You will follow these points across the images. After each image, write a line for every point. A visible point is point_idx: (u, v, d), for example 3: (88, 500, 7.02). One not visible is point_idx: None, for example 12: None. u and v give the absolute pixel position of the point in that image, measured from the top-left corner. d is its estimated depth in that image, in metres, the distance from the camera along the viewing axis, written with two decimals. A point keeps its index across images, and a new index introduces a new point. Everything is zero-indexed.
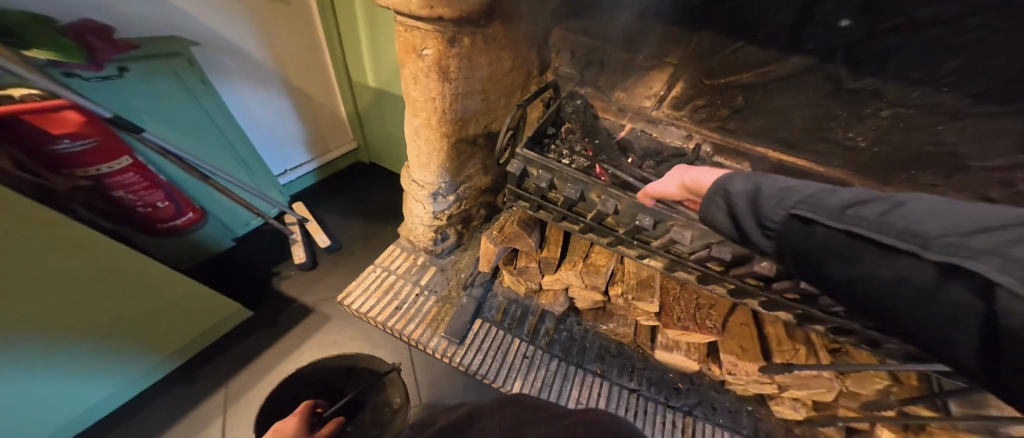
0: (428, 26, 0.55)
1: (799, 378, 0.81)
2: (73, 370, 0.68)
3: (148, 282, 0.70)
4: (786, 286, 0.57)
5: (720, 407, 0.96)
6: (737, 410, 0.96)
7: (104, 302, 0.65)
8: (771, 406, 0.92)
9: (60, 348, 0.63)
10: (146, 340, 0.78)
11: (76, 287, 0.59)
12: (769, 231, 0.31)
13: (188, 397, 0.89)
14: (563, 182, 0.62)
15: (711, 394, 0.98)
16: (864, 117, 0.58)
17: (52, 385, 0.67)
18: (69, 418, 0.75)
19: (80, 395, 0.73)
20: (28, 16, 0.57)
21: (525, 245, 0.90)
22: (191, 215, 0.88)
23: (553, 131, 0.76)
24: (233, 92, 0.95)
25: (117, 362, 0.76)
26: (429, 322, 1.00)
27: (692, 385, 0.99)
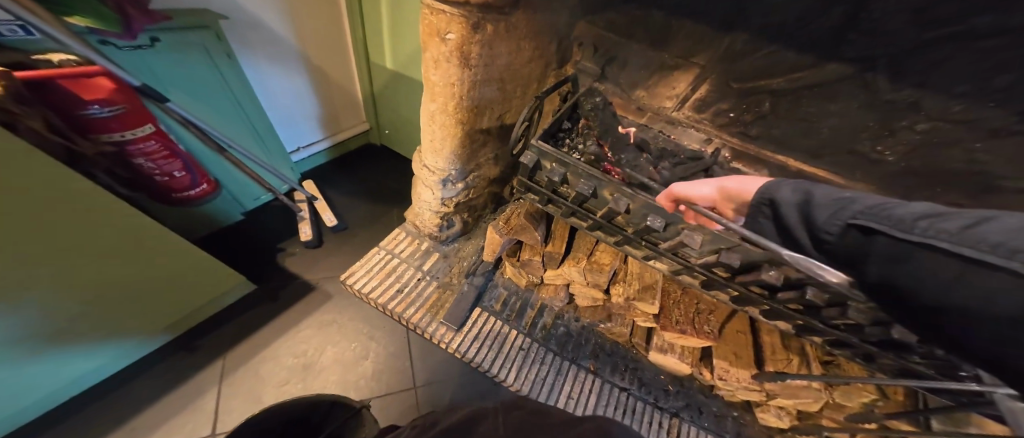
0: (455, 10, 0.54)
1: (788, 387, 0.80)
2: (83, 328, 0.71)
3: (161, 248, 0.71)
4: (792, 295, 0.55)
5: (707, 411, 0.96)
6: (723, 414, 0.96)
7: (118, 262, 0.66)
8: (756, 413, 0.92)
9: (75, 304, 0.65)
10: (155, 304, 0.81)
11: (90, 246, 0.60)
12: (824, 243, 0.29)
13: (194, 362, 0.93)
14: (576, 177, 0.61)
15: (699, 398, 0.97)
16: (897, 130, 0.55)
17: (64, 341, 0.69)
18: (81, 373, 0.79)
19: (92, 352, 0.77)
20: None
21: (530, 238, 0.90)
22: (205, 187, 0.91)
23: (568, 126, 0.76)
24: (254, 67, 0.96)
25: (125, 323, 0.78)
26: (428, 308, 1.01)
27: (682, 388, 0.99)
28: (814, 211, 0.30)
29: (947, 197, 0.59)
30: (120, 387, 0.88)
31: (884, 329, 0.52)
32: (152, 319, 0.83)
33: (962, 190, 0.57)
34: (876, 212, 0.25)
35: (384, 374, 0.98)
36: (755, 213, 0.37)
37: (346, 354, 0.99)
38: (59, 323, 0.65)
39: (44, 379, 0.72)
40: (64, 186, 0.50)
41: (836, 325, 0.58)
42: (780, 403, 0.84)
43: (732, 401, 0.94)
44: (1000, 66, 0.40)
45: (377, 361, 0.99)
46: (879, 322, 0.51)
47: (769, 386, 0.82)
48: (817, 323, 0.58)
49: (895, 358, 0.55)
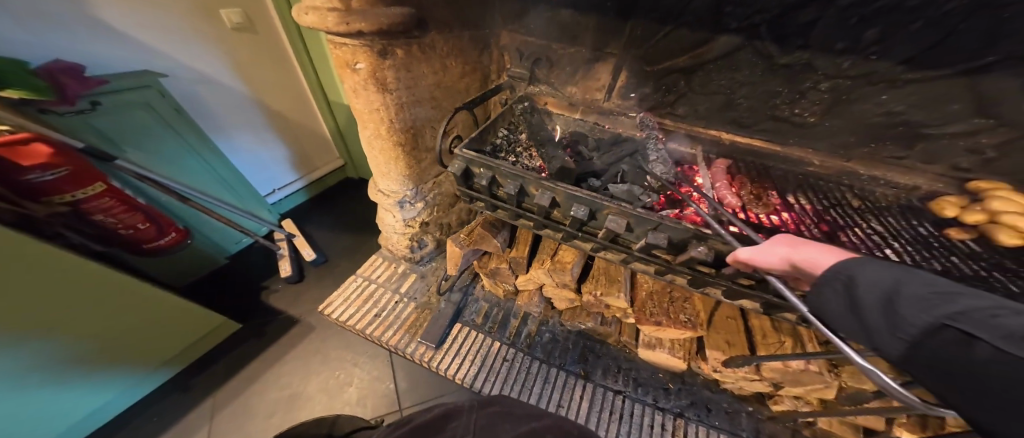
0: (355, 41, 0.58)
1: (789, 374, 0.74)
2: (67, 378, 0.72)
3: (107, 291, 0.71)
4: (732, 270, 0.52)
5: (716, 408, 0.89)
6: (736, 410, 0.88)
7: (66, 312, 0.67)
8: (771, 406, 0.86)
9: (35, 361, 0.66)
10: (134, 353, 0.83)
11: (30, 297, 0.60)
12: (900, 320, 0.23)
13: (172, 409, 0.91)
14: (504, 179, 0.63)
15: (705, 394, 0.91)
16: (806, 92, 0.55)
17: (60, 383, 0.72)
18: (85, 413, 0.80)
19: (88, 394, 0.78)
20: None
21: (492, 246, 0.90)
22: (174, 235, 0.93)
23: (504, 132, 0.78)
24: (212, 119, 1.02)
25: (112, 370, 0.80)
26: (407, 328, 1.00)
27: (684, 384, 0.93)
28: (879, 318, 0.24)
29: (885, 151, 0.56)
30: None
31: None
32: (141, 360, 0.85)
33: (897, 141, 0.54)
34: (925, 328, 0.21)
35: (369, 398, 0.94)
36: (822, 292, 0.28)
37: (330, 383, 0.96)
38: (31, 381, 0.66)
39: (47, 423, 0.74)
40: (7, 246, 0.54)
41: (794, 297, 0.54)
42: (791, 392, 0.79)
43: (743, 395, 0.88)
44: (864, 20, 0.44)
45: (362, 387, 0.96)
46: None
47: (768, 374, 0.76)
48: (770, 298, 0.54)
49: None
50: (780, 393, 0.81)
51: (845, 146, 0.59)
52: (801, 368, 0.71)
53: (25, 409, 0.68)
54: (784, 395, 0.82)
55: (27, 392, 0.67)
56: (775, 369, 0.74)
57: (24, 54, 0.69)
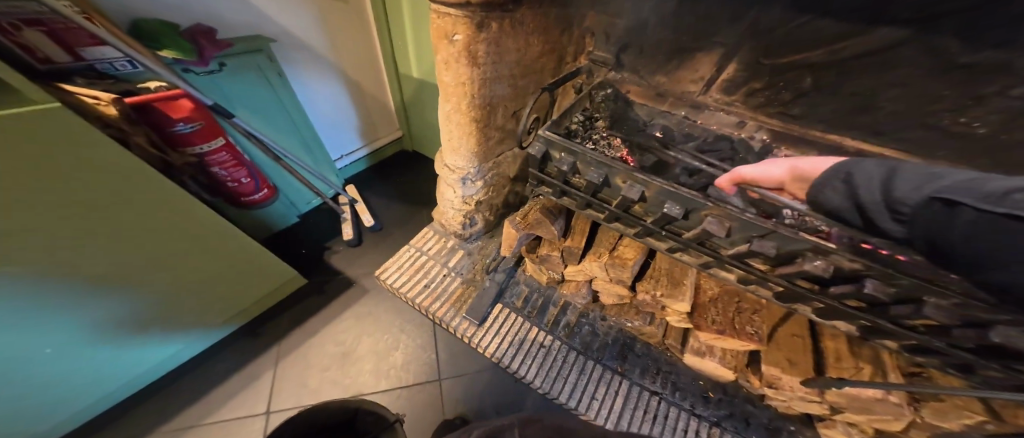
0: (458, 12, 0.57)
1: (857, 401, 0.66)
2: (158, 315, 0.80)
3: (204, 237, 0.76)
4: (850, 289, 0.46)
5: (756, 422, 0.83)
6: (777, 428, 0.82)
7: (170, 252, 0.73)
8: (818, 428, 0.80)
9: (137, 294, 0.72)
10: (218, 300, 0.89)
11: (144, 234, 0.66)
12: (899, 215, 0.28)
13: (245, 349, 1.01)
14: (586, 166, 0.60)
15: (746, 407, 0.86)
16: (984, 97, 0.44)
17: (168, 313, 0.81)
18: (176, 350, 0.89)
19: (184, 331, 0.87)
20: (159, 25, 0.72)
21: (548, 233, 0.88)
22: (265, 191, 1.04)
23: (580, 117, 0.74)
24: (303, 84, 1.09)
25: (195, 313, 0.87)
26: (453, 302, 1.04)
27: (725, 395, 0.88)
28: (895, 183, 0.28)
29: None
30: (188, 374, 0.96)
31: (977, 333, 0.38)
32: (228, 307, 0.93)
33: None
34: (967, 186, 0.23)
35: (412, 364, 1.00)
36: (825, 184, 0.35)
37: (379, 345, 1.03)
38: (131, 313, 0.74)
39: (150, 349, 0.83)
40: (143, 184, 0.60)
41: (913, 326, 0.47)
42: (849, 418, 0.72)
43: (788, 412, 0.82)
44: None
45: (407, 353, 1.02)
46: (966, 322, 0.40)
47: (832, 398, 0.68)
48: (880, 322, 0.47)
49: (999, 370, 0.40)
50: (837, 417, 0.74)
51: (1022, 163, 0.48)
52: (877, 396, 0.62)
53: (138, 330, 0.78)
54: (837, 420, 0.76)
55: (144, 315, 0.77)
56: (844, 395, 0.66)
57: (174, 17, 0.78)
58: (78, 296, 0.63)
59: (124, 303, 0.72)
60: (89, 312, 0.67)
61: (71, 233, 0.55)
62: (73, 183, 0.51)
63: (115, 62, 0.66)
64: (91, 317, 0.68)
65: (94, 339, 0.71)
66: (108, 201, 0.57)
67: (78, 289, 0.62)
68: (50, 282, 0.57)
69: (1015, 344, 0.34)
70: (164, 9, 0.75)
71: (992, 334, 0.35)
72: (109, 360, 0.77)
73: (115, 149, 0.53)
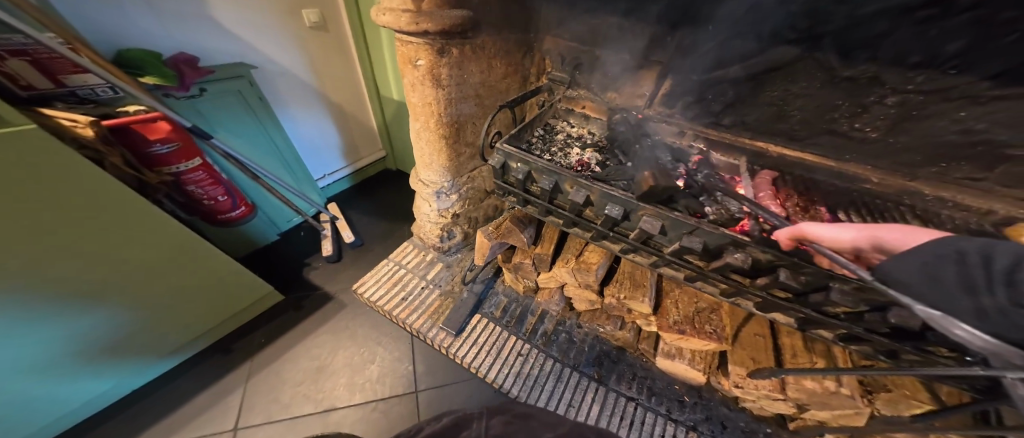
0: (420, 40, 0.64)
1: (816, 396, 0.67)
2: (128, 331, 0.79)
3: (184, 253, 0.79)
4: (769, 279, 0.51)
5: (732, 426, 0.83)
6: (752, 431, 0.82)
7: (150, 267, 0.75)
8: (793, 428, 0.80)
9: (110, 310, 0.73)
10: (193, 316, 0.90)
11: (127, 249, 0.69)
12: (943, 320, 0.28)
13: (215, 369, 0.99)
14: (540, 175, 0.66)
15: (722, 410, 0.86)
16: (869, 106, 0.53)
17: (134, 331, 0.80)
18: (137, 370, 0.87)
19: (154, 348, 0.87)
20: (145, 52, 0.77)
21: (518, 241, 0.91)
22: (243, 209, 1.06)
23: (540, 133, 0.80)
24: (285, 108, 1.14)
25: (168, 330, 0.87)
26: (429, 314, 1.04)
27: (700, 399, 0.88)
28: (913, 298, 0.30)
29: (956, 172, 0.51)
30: (149, 397, 0.92)
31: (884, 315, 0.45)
32: (200, 324, 0.93)
33: (973, 163, 0.49)
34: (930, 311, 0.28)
35: (389, 377, 0.99)
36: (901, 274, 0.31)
37: (354, 359, 1.02)
38: (102, 329, 0.74)
39: (113, 368, 0.82)
40: (116, 202, 0.63)
41: (835, 314, 0.52)
42: (817, 416, 0.73)
43: (762, 414, 0.82)
44: None
45: (383, 366, 1.01)
46: (875, 305, 0.46)
47: (794, 394, 0.69)
48: (807, 311, 0.52)
49: (911, 351, 0.47)
50: (805, 415, 0.75)
51: (912, 164, 0.55)
52: (830, 388, 0.64)
53: (103, 349, 0.77)
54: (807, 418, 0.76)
55: (116, 331, 0.77)
56: (802, 390, 0.68)
57: (158, 47, 0.83)
58: (43, 313, 0.63)
59: (96, 319, 0.72)
60: (54, 330, 0.67)
61: (55, 244, 0.58)
62: (53, 203, 0.55)
63: (96, 88, 0.72)
64: (56, 336, 0.67)
65: (50, 360, 0.69)
66: (77, 219, 0.59)
67: (49, 303, 0.63)
68: (20, 297, 0.59)
69: (907, 323, 0.42)
70: (148, 40, 0.81)
71: (891, 315, 0.43)
72: (64, 380, 0.74)
73: (100, 173, 0.58)
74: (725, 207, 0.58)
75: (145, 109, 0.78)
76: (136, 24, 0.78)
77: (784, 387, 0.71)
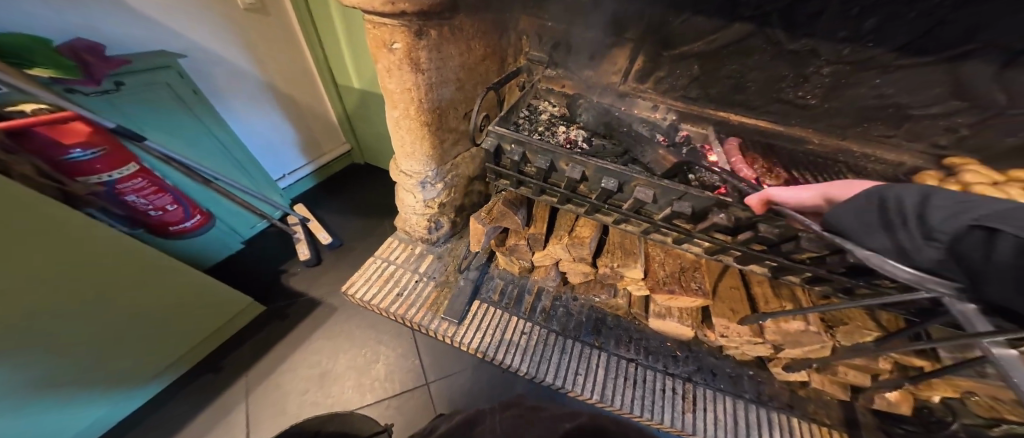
0: (394, 22, 0.60)
1: (789, 334, 0.79)
2: (87, 370, 0.70)
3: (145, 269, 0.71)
4: (749, 234, 0.59)
5: (720, 372, 0.95)
6: (737, 374, 0.95)
7: (105, 294, 0.66)
8: (771, 367, 0.92)
9: (61, 350, 0.64)
10: (159, 341, 0.81)
11: (72, 275, 0.59)
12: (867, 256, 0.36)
13: (202, 391, 0.92)
14: (535, 155, 0.68)
15: (710, 360, 0.98)
16: (810, 76, 0.61)
17: (91, 370, 0.71)
18: (108, 407, 0.79)
19: (123, 381, 0.79)
20: (29, 38, 0.63)
21: (512, 223, 0.94)
22: (199, 218, 0.97)
23: (526, 113, 0.82)
24: (224, 101, 1.02)
25: (134, 360, 0.78)
26: (429, 306, 1.04)
27: (690, 352, 0.99)
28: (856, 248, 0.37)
29: (875, 130, 0.62)
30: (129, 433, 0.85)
31: (842, 256, 0.54)
32: (172, 349, 0.85)
33: (886, 122, 0.60)
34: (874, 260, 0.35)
35: (397, 374, 0.99)
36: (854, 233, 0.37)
37: (358, 361, 1.00)
38: (52, 376, 0.64)
39: (74, 412, 0.73)
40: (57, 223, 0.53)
41: (801, 260, 0.61)
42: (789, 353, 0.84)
43: (743, 359, 0.95)
44: None
45: (389, 363, 1.00)
46: (835, 251, 0.54)
47: (771, 336, 0.81)
48: (780, 260, 0.61)
49: (864, 285, 0.58)
50: (779, 355, 0.86)
51: (845, 125, 0.64)
52: (800, 328, 0.76)
53: (52, 399, 0.67)
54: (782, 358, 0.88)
55: (71, 373, 0.67)
56: (778, 331, 0.80)
57: (51, 34, 0.69)
58: None
59: (46, 365, 0.62)
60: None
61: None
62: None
63: None
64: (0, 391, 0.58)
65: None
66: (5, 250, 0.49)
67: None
68: None
69: (862, 261, 0.52)
70: (39, 27, 0.67)
71: (848, 256, 0.52)
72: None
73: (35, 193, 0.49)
74: (705, 173, 0.65)
75: (47, 107, 0.65)
76: (17, 8, 0.64)
77: (762, 331, 0.83)
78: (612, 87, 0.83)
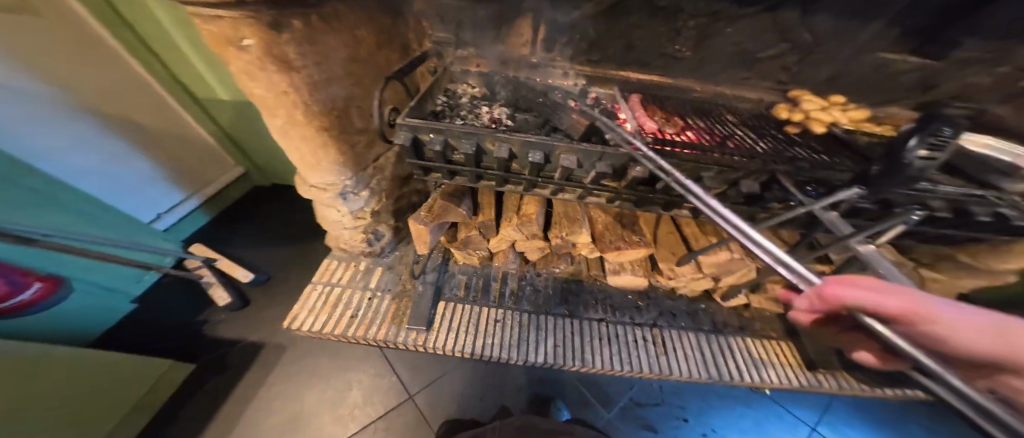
0: (232, 14, 0.51)
1: (720, 264, 0.88)
2: None
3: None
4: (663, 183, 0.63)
5: (679, 312, 1.04)
6: (693, 310, 1.04)
7: None
8: (717, 296, 1.01)
9: None
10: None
11: None
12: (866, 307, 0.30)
13: None
14: (458, 139, 0.65)
15: (666, 302, 1.06)
16: (678, 29, 0.68)
17: None
18: None
19: None
20: None
21: (459, 216, 0.91)
22: (41, 286, 0.76)
23: (444, 99, 0.78)
24: (18, 142, 0.76)
25: None
26: (390, 320, 0.98)
27: (650, 299, 1.07)
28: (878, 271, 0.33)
29: (738, 74, 0.74)
30: None
31: (737, 188, 0.61)
32: None
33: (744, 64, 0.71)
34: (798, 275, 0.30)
35: (376, 394, 0.95)
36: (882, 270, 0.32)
37: (326, 393, 0.94)
38: None
39: None
40: None
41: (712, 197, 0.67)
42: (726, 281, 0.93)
43: (695, 295, 1.04)
44: None
45: (363, 386, 0.96)
46: (731, 183, 0.60)
47: (708, 269, 0.90)
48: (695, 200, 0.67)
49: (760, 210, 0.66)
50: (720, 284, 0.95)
51: (723, 70, 0.74)
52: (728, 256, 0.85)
53: None
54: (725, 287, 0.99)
55: None
56: (712, 264, 0.88)
57: None
58: None
59: None
60: None
61: None
62: None
63: None
64: None
65: None
66: None
67: None
68: None
69: (752, 189, 0.59)
70: None
71: (743, 187, 0.59)
72: None
73: None
74: (615, 128, 0.67)
75: None
76: None
77: (700, 266, 0.91)
78: (518, 62, 0.81)
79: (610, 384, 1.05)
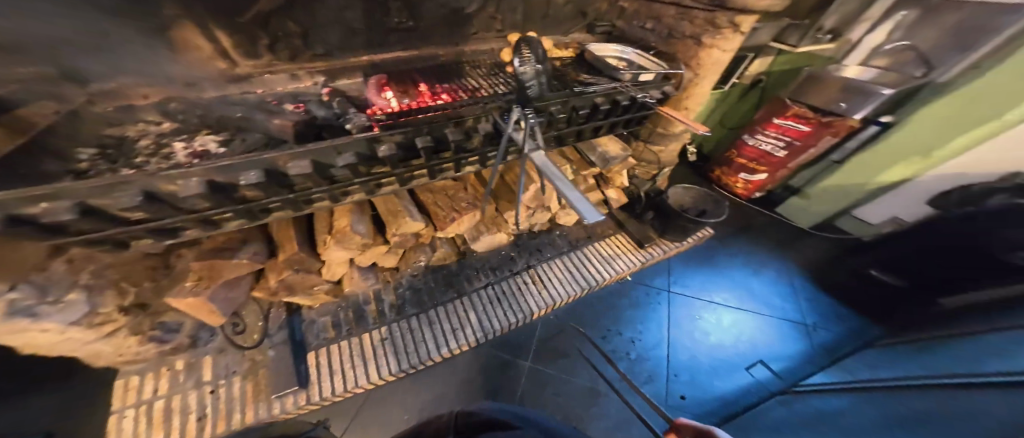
0: None
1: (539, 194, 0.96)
2: None
3: None
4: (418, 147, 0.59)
5: (544, 246, 1.10)
6: (554, 240, 1.12)
7: None
8: (564, 221, 1.11)
9: None
10: None
11: None
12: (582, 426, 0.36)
13: None
14: (106, 196, 0.40)
15: (530, 242, 1.10)
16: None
17: None
18: None
19: None
20: None
21: (244, 266, 0.67)
22: None
23: (94, 153, 0.47)
24: None
25: None
26: (238, 412, 0.67)
27: (519, 247, 1.07)
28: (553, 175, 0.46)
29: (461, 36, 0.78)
30: None
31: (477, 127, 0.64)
32: None
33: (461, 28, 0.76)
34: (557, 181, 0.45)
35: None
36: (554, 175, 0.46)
37: None
38: None
39: None
40: None
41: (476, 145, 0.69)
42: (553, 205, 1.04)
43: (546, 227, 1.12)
44: None
45: None
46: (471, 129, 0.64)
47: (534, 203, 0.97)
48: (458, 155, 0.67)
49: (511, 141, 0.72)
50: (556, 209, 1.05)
51: (446, 34, 0.76)
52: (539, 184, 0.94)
53: None
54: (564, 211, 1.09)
55: None
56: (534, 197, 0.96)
57: None
58: None
59: None
60: None
61: None
62: None
63: None
64: None
65: None
66: None
67: None
68: None
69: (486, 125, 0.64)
70: None
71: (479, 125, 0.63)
72: None
73: None
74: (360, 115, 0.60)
75: None
76: None
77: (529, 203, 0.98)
78: (204, 76, 0.53)
79: (528, 336, 1.02)
